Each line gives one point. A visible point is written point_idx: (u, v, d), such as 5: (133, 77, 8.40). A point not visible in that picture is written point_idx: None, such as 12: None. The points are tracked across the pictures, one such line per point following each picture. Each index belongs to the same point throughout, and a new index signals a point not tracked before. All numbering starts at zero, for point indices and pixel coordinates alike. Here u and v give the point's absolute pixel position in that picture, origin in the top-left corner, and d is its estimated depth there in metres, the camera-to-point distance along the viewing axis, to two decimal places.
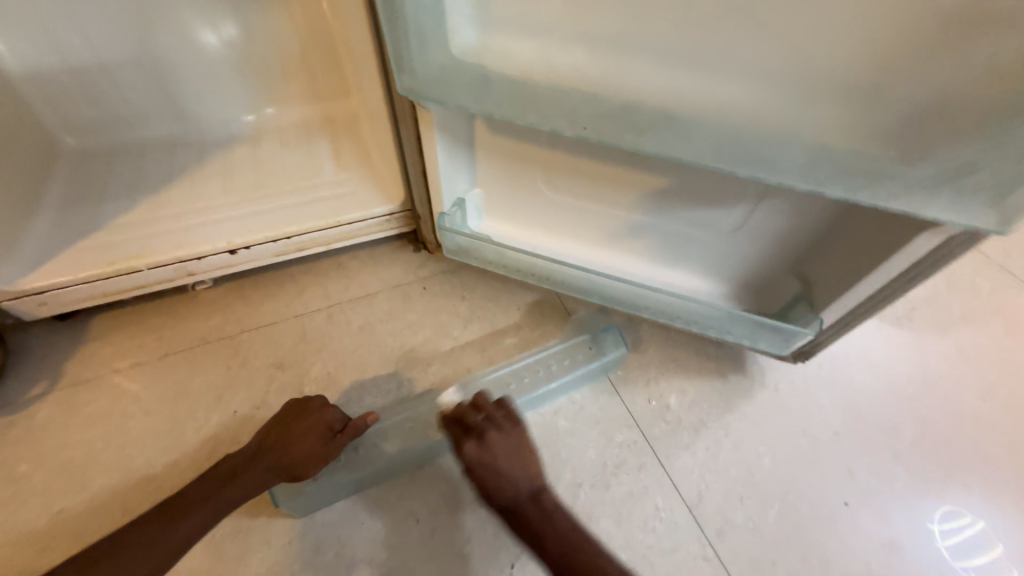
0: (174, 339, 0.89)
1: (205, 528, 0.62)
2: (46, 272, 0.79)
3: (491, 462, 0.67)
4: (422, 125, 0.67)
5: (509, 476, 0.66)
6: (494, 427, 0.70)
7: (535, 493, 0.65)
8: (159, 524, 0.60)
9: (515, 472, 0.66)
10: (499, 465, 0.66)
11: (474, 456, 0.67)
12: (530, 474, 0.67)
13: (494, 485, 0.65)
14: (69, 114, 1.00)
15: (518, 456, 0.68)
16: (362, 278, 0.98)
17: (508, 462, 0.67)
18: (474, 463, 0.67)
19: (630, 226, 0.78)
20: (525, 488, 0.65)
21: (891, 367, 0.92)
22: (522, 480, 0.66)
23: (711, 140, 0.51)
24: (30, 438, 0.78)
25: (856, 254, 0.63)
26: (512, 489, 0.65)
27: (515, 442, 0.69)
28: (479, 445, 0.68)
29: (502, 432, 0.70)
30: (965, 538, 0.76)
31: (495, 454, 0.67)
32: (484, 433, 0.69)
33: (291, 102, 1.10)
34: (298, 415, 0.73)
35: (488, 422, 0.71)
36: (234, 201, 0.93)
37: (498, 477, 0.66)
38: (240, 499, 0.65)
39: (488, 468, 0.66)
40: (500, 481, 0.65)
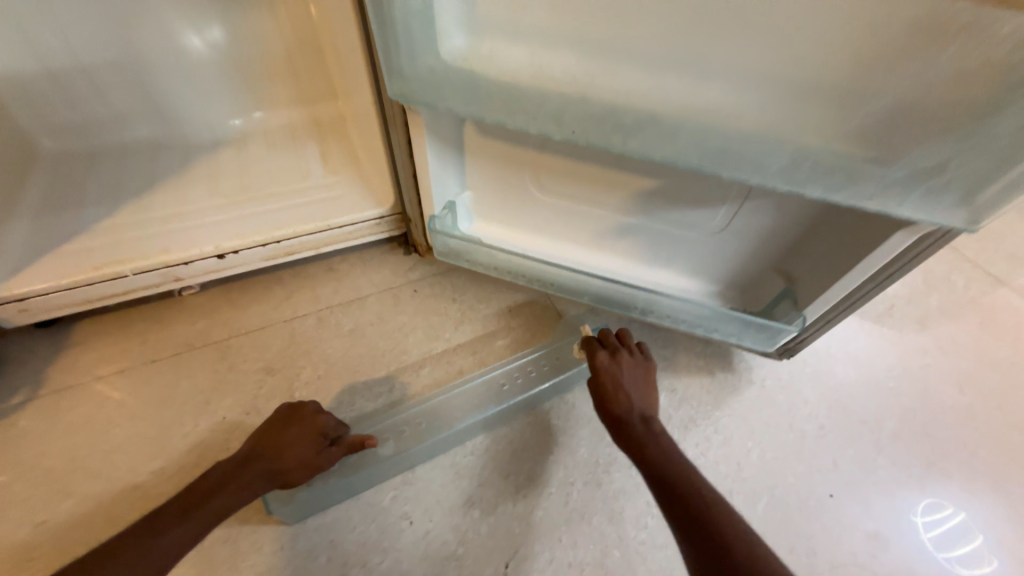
0: (160, 345, 0.88)
1: (195, 537, 0.60)
2: (26, 278, 0.78)
3: (616, 375, 0.74)
4: (412, 128, 0.67)
5: (627, 394, 0.73)
6: (628, 353, 0.78)
7: (645, 417, 0.71)
8: (147, 530, 0.58)
9: (633, 394, 0.73)
10: (622, 381, 0.74)
11: (605, 363, 0.75)
12: (645, 403, 0.73)
13: (614, 396, 0.72)
14: (49, 117, 0.98)
15: (639, 384, 0.75)
16: (352, 281, 0.98)
17: (631, 384, 0.74)
18: (602, 371, 0.75)
19: (620, 227, 0.79)
20: (637, 408, 0.71)
21: (872, 362, 0.94)
22: (637, 403, 0.72)
23: (694, 142, 0.53)
24: (9, 449, 0.76)
25: (836, 252, 0.65)
26: (626, 403, 0.72)
27: (640, 374, 0.76)
28: (612, 359, 0.76)
29: (633, 359, 0.77)
30: (947, 529, 0.79)
31: (623, 371, 0.75)
32: (618, 352, 0.77)
33: (278, 105, 1.10)
34: (290, 422, 0.72)
35: (624, 347, 0.79)
36: (221, 205, 0.92)
37: (617, 389, 0.73)
38: (232, 506, 0.63)
39: (612, 379, 0.74)
40: (618, 394, 0.73)
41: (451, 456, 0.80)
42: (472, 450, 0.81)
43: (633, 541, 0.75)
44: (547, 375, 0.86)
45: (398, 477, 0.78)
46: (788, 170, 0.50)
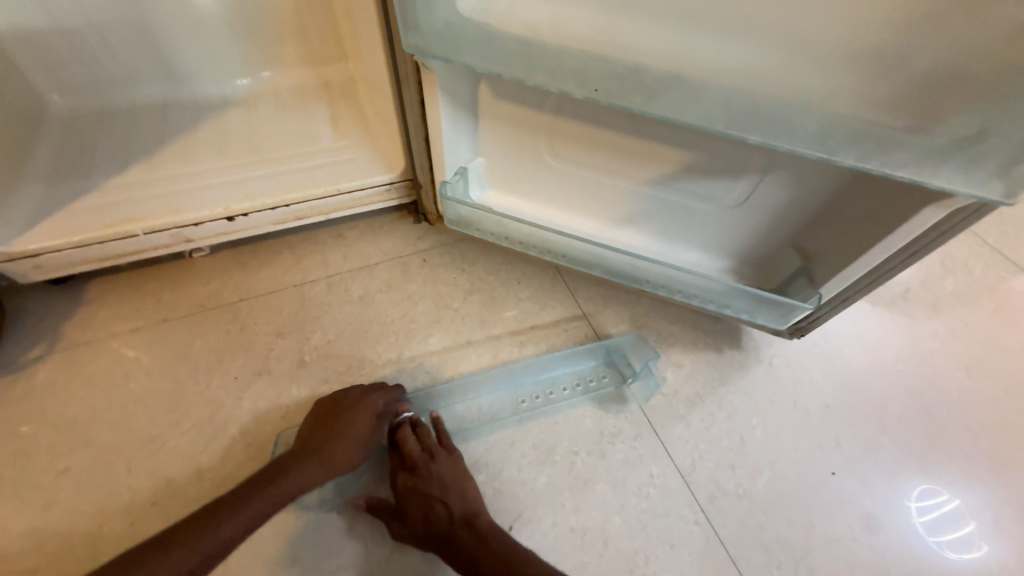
0: (173, 305, 0.89)
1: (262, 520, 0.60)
2: (40, 234, 0.78)
3: (423, 488, 0.71)
4: (427, 87, 0.65)
5: (442, 501, 0.69)
6: (431, 457, 0.73)
7: (471, 523, 0.67)
8: (205, 523, 0.57)
9: (449, 498, 0.70)
10: (437, 490, 0.70)
11: (404, 484, 0.71)
12: (466, 501, 0.70)
13: (427, 517, 0.68)
14: (57, 72, 0.96)
15: (456, 483, 0.71)
16: (362, 248, 0.98)
17: (442, 490, 0.70)
18: (407, 491, 0.71)
19: (632, 199, 0.77)
20: (459, 515, 0.68)
21: (882, 344, 0.94)
22: (456, 509, 0.69)
23: (723, 105, 0.50)
24: (31, 398, 0.78)
25: (859, 228, 0.63)
26: (442, 515, 0.68)
27: (450, 470, 0.72)
28: (410, 476, 0.72)
29: (439, 460, 0.73)
30: (941, 514, 0.79)
31: (435, 479, 0.71)
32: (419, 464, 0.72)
33: (288, 66, 1.07)
34: (341, 408, 0.74)
35: (425, 451, 0.73)
36: (230, 166, 0.91)
37: (433, 503, 0.69)
38: (294, 494, 0.64)
39: (416, 494, 0.70)
40: (431, 507, 0.69)
41: (474, 394, 0.84)
42: (491, 387, 0.85)
43: (635, 509, 0.75)
44: (568, 395, 0.84)
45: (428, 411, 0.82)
46: (823, 135, 0.47)
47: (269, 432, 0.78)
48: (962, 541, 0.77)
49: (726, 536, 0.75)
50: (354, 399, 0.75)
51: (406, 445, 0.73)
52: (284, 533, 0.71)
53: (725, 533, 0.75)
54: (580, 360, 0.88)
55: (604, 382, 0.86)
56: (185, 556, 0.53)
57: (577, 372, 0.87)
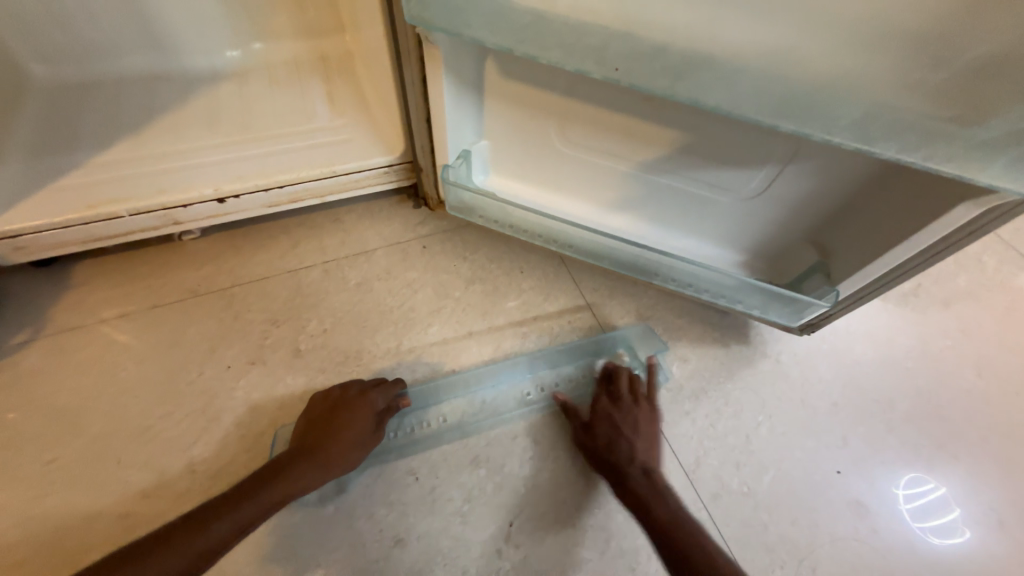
0: (163, 290, 0.85)
1: (249, 526, 0.58)
2: (20, 214, 0.74)
3: (624, 429, 0.73)
4: (431, 63, 0.61)
5: (631, 442, 0.72)
6: (636, 404, 0.76)
7: (648, 471, 0.69)
8: (192, 527, 0.55)
9: (638, 445, 0.72)
10: (625, 430, 0.73)
11: (607, 416, 0.75)
12: (651, 453, 0.71)
13: (613, 446, 0.72)
14: (35, 40, 0.90)
15: (645, 433, 0.73)
16: (360, 233, 0.94)
17: (633, 434, 0.73)
18: (602, 426, 0.74)
19: (645, 187, 0.74)
20: (641, 463, 0.70)
21: (892, 341, 0.92)
22: (639, 454, 0.71)
23: (753, 89, 0.46)
24: (18, 385, 0.76)
25: (885, 222, 0.60)
26: (626, 453, 0.71)
27: (646, 423, 0.74)
28: (612, 409, 0.76)
29: (643, 409, 0.76)
30: (929, 500, 0.78)
31: (626, 421, 0.74)
32: (629, 405, 0.76)
33: (282, 38, 1.02)
34: (338, 408, 0.72)
35: (629, 395, 0.77)
36: (221, 144, 0.86)
37: (620, 440, 0.72)
38: (285, 499, 0.62)
39: (618, 436, 0.73)
40: (618, 443, 0.72)
41: (474, 387, 0.82)
42: (494, 379, 0.82)
43: None
44: (572, 389, 0.82)
45: (429, 403, 0.79)
46: (860, 125, 0.44)
47: (264, 422, 0.76)
48: (946, 527, 0.77)
49: (729, 534, 0.74)
50: (351, 399, 0.73)
51: (619, 382, 0.79)
52: (280, 526, 0.69)
53: (728, 531, 0.74)
54: (587, 352, 0.86)
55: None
56: (167, 565, 0.52)
57: (584, 365, 0.84)
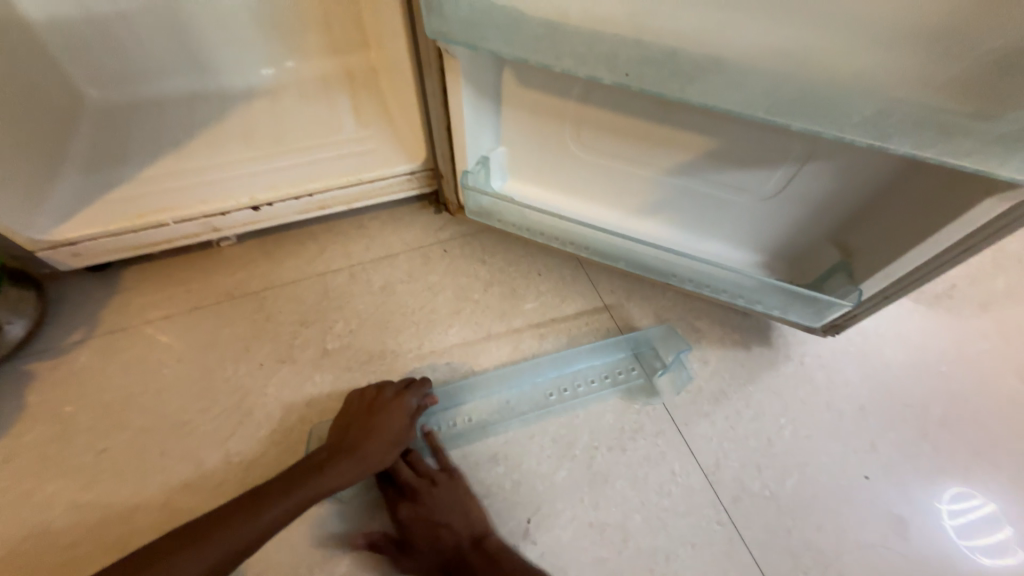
0: (202, 293, 0.91)
1: (292, 516, 0.61)
2: (78, 223, 0.80)
3: (428, 515, 0.69)
4: (451, 74, 0.64)
5: (448, 524, 0.69)
6: (431, 482, 0.72)
7: (482, 541, 0.68)
8: (241, 515, 0.59)
9: (457, 522, 0.69)
10: (440, 515, 0.69)
11: (411, 514, 0.69)
12: (471, 522, 0.69)
13: (434, 541, 0.68)
14: (90, 65, 0.98)
15: (458, 504, 0.70)
16: (383, 239, 0.98)
17: (446, 514, 0.69)
18: (410, 522, 0.69)
19: (662, 189, 0.74)
20: (470, 538, 0.68)
21: (924, 345, 0.89)
22: (463, 529, 0.69)
23: (764, 89, 0.47)
24: (73, 381, 0.82)
25: (907, 220, 0.59)
26: (450, 536, 0.68)
27: (454, 494, 0.71)
28: (414, 506, 0.70)
29: (439, 484, 0.71)
30: (972, 519, 0.75)
31: (436, 506, 0.70)
32: (420, 491, 0.71)
33: (311, 55, 1.07)
34: (375, 408, 0.74)
35: (424, 479, 0.72)
36: (255, 156, 0.92)
37: (438, 528, 0.68)
38: (326, 492, 0.65)
39: (423, 522, 0.69)
40: (439, 532, 0.68)
41: (489, 391, 0.83)
42: (505, 382, 0.84)
43: (655, 506, 0.74)
44: (595, 389, 0.83)
45: (445, 407, 0.81)
46: (873, 122, 0.44)
47: (294, 418, 0.80)
48: (995, 546, 0.73)
49: (750, 537, 0.73)
50: (387, 400, 0.75)
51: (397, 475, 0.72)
52: (307, 519, 0.72)
53: (749, 534, 0.73)
54: (606, 353, 0.86)
55: (632, 374, 0.84)
56: (221, 547, 0.57)
57: (602, 365, 0.85)
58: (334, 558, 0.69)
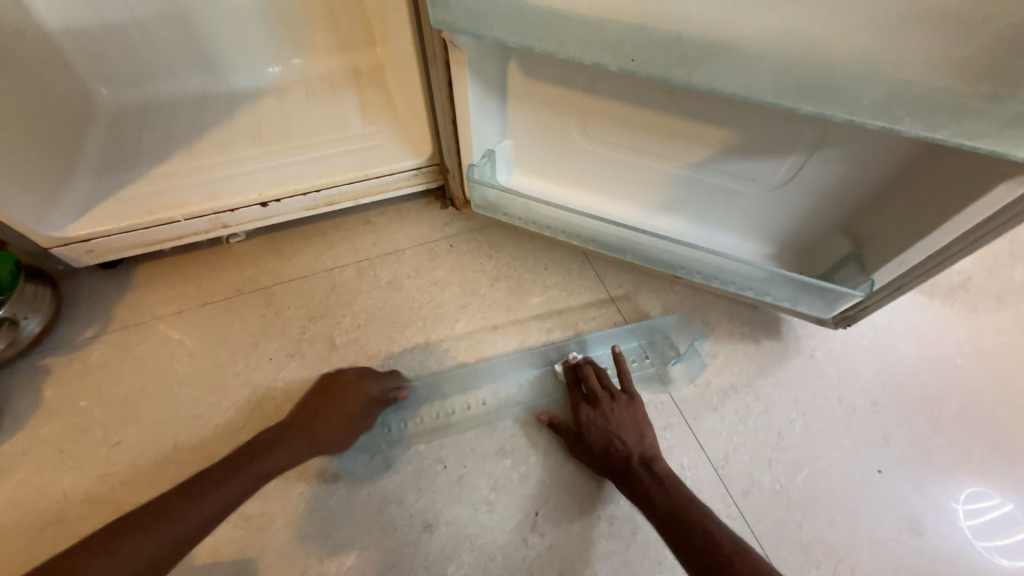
0: (212, 289, 0.92)
1: (243, 495, 0.62)
2: (90, 221, 0.82)
3: (603, 425, 0.72)
4: (455, 66, 0.64)
5: (622, 438, 0.71)
6: (613, 398, 0.75)
7: (646, 462, 0.68)
8: (187, 497, 0.59)
9: (630, 439, 0.70)
10: (614, 426, 0.72)
11: (591, 418, 0.74)
12: (645, 442, 0.70)
13: (605, 449, 0.70)
14: (103, 66, 1.00)
15: (635, 424, 0.72)
16: (390, 234, 0.98)
17: (624, 429, 0.71)
18: (587, 426, 0.73)
19: (670, 181, 0.74)
20: (637, 455, 0.69)
21: (938, 337, 0.87)
22: (635, 446, 0.70)
23: (774, 72, 0.46)
24: (87, 376, 0.83)
25: (919, 208, 0.58)
26: (624, 449, 0.70)
27: (630, 413, 0.73)
28: (596, 411, 0.74)
29: (620, 401, 0.74)
30: (990, 517, 0.73)
31: (612, 417, 0.73)
32: (604, 402, 0.74)
33: (318, 53, 1.08)
34: (334, 389, 0.74)
35: (606, 392, 0.75)
36: (264, 153, 0.93)
37: (613, 437, 0.71)
38: (278, 469, 0.66)
39: (601, 430, 0.72)
40: (612, 442, 0.71)
41: (499, 377, 0.84)
42: (514, 371, 0.85)
43: None
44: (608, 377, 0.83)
45: (456, 394, 0.83)
46: (885, 104, 0.43)
47: None
48: (1013, 546, 0.72)
49: (760, 532, 0.72)
50: (348, 382, 0.75)
51: (588, 381, 0.77)
52: (315, 511, 0.72)
53: (759, 528, 0.72)
54: (620, 341, 0.87)
55: (646, 363, 0.85)
56: (169, 527, 0.56)
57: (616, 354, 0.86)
58: (342, 550, 0.70)
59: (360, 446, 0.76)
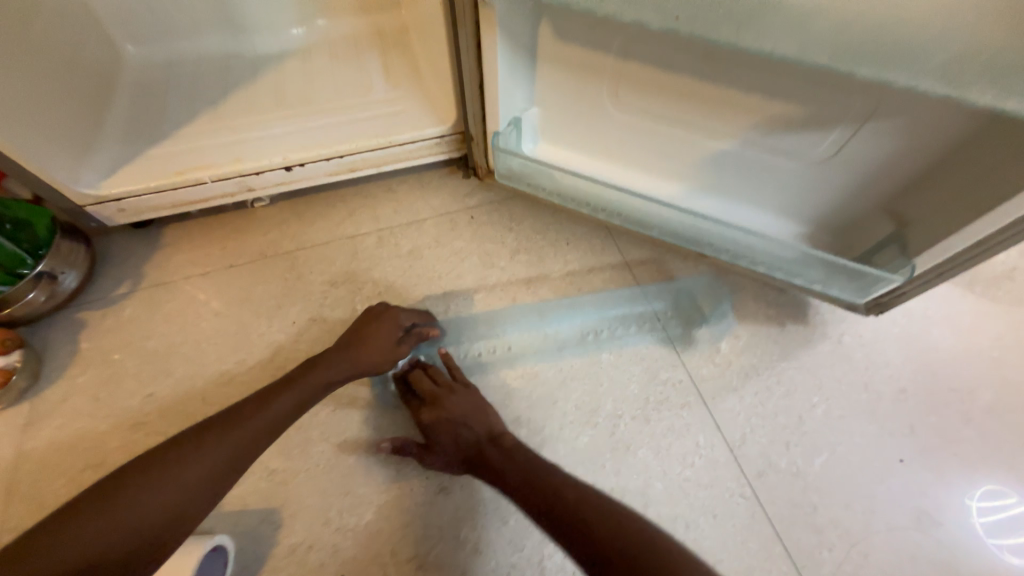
0: (238, 251, 0.94)
1: (295, 412, 0.64)
2: (121, 180, 0.83)
3: (444, 419, 0.71)
4: (486, 27, 0.61)
5: (466, 424, 0.70)
6: (449, 391, 0.74)
7: (495, 439, 0.68)
8: (253, 405, 0.62)
9: (472, 421, 0.71)
10: (457, 416, 0.71)
11: (431, 418, 0.72)
12: (487, 422, 0.71)
13: (454, 440, 0.69)
14: (129, 22, 0.99)
15: (475, 407, 0.72)
16: (412, 203, 0.98)
17: (464, 415, 0.71)
18: (431, 427, 0.72)
19: (702, 153, 0.71)
20: (483, 435, 0.69)
21: (976, 328, 0.84)
22: (481, 426, 0.70)
23: (830, 30, 0.43)
24: (120, 330, 0.87)
25: (972, 186, 0.55)
26: (469, 434, 0.69)
27: (469, 399, 0.73)
28: (433, 409, 0.72)
29: (457, 392, 0.74)
30: (1012, 514, 0.72)
31: (453, 409, 0.72)
32: (439, 398, 0.73)
33: (342, 13, 1.06)
34: (367, 318, 0.75)
35: (438, 386, 0.75)
36: (288, 117, 0.92)
37: (456, 428, 0.70)
38: (325, 387, 0.67)
39: (444, 422, 0.71)
40: (458, 431, 0.70)
41: (524, 321, 0.87)
42: (533, 323, 0.86)
43: (678, 477, 0.74)
44: (631, 334, 0.84)
45: (477, 343, 0.85)
46: (949, 70, 0.40)
47: None
48: None
49: (773, 512, 0.72)
50: (377, 312, 0.76)
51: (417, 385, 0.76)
52: (337, 468, 0.75)
53: (772, 509, 0.72)
54: (644, 301, 0.88)
55: (671, 324, 0.85)
56: (237, 431, 0.58)
57: (639, 312, 0.86)
58: (361, 507, 0.72)
59: (387, 392, 0.80)
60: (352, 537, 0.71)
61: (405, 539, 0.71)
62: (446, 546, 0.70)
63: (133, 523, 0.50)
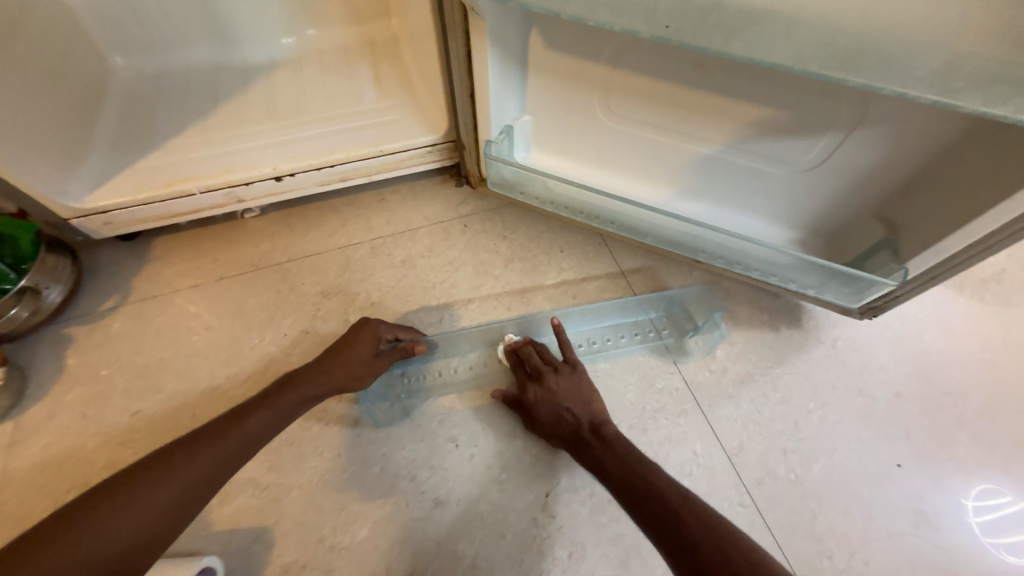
0: (228, 263, 0.92)
1: (271, 427, 0.63)
2: (108, 192, 0.81)
3: (549, 399, 0.72)
4: (475, 37, 0.61)
5: (570, 407, 0.71)
6: (555, 370, 0.75)
7: (599, 426, 0.68)
8: (227, 421, 0.61)
9: (577, 406, 0.71)
10: (563, 398, 0.72)
11: (537, 395, 0.73)
12: (592, 408, 0.71)
13: (555, 422, 0.71)
14: (117, 33, 0.98)
15: (582, 391, 0.73)
16: (405, 212, 0.97)
17: (570, 399, 0.72)
18: (536, 404, 0.73)
19: (694, 160, 0.71)
20: (586, 422, 0.69)
21: (968, 330, 0.84)
22: (585, 413, 0.70)
23: (820, 39, 0.43)
24: (107, 346, 0.85)
25: (961, 190, 0.55)
26: (570, 418, 0.70)
27: (577, 382, 0.73)
28: (541, 386, 0.73)
29: (563, 372, 0.74)
30: (1009, 516, 0.71)
31: (558, 390, 0.73)
32: (545, 376, 0.74)
33: (332, 24, 1.06)
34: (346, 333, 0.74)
35: (547, 365, 0.76)
36: (278, 127, 0.91)
37: (562, 409, 0.71)
38: (301, 401, 0.66)
39: (548, 402, 0.72)
40: (560, 414, 0.71)
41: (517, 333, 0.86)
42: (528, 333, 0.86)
43: None
44: (625, 344, 0.84)
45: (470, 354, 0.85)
46: (939, 76, 0.40)
47: None
48: None
49: (772, 521, 0.71)
50: (355, 325, 0.75)
51: (528, 359, 0.77)
52: (329, 484, 0.73)
53: (772, 517, 0.71)
54: (637, 311, 0.87)
55: (664, 334, 0.85)
56: (210, 448, 0.57)
57: (632, 323, 0.86)
58: (355, 524, 0.71)
59: (380, 405, 0.78)
60: (346, 555, 0.69)
61: (400, 556, 0.69)
62: (443, 563, 0.69)
63: (94, 555, 0.48)
